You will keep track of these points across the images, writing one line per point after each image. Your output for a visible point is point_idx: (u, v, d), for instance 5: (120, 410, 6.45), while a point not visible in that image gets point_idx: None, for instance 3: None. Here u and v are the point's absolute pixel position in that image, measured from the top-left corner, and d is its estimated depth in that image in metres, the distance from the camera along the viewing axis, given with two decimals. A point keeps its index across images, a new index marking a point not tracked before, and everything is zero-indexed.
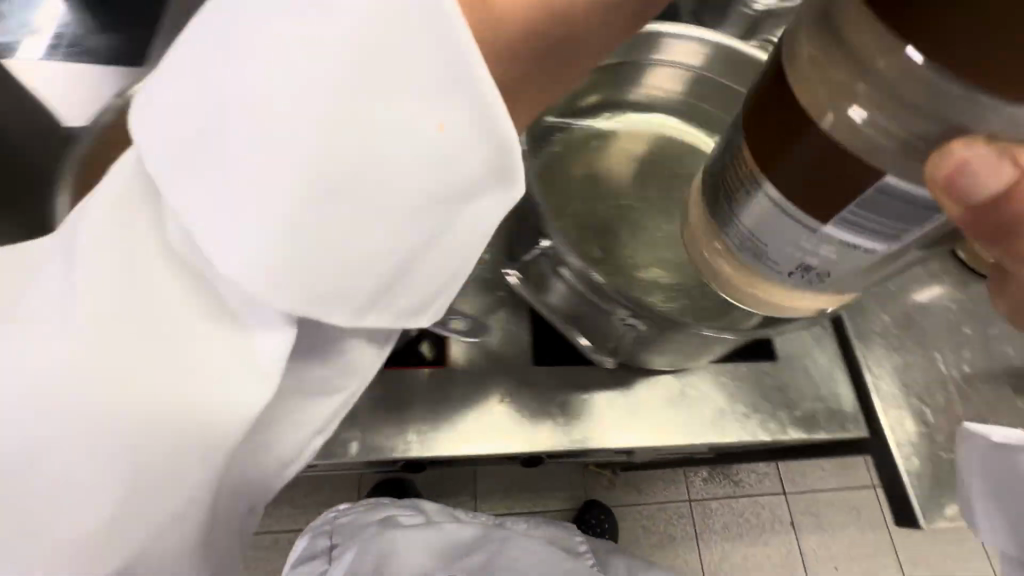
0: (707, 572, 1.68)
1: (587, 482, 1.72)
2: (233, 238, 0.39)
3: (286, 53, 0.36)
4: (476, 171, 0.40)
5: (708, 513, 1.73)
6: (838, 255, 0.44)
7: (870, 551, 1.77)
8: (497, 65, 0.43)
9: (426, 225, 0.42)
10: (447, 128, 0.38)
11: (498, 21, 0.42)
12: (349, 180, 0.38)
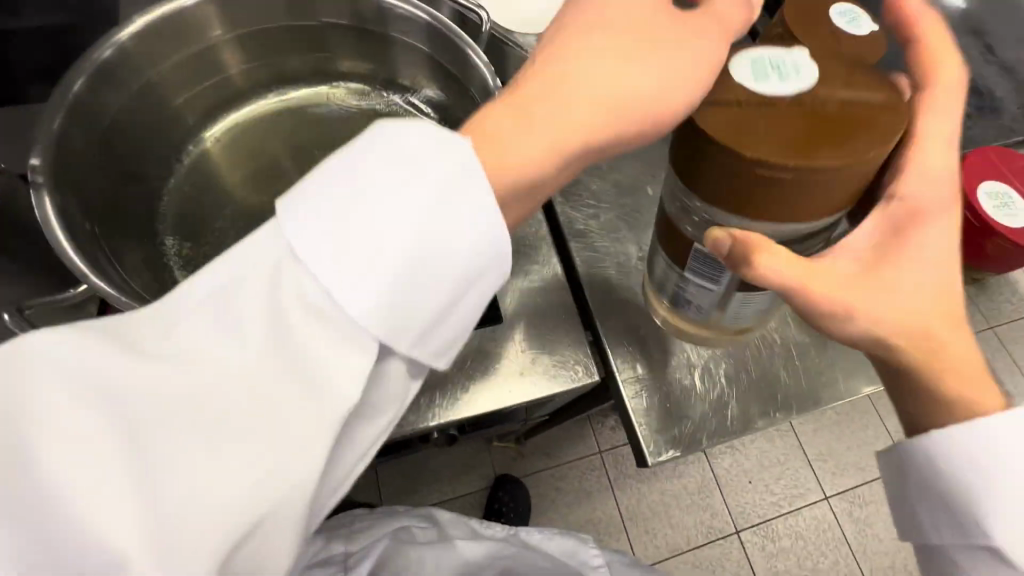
0: (629, 523, 1.37)
1: (492, 458, 1.44)
2: (353, 305, 0.30)
3: (372, 166, 0.31)
4: (488, 247, 0.33)
5: (621, 462, 1.44)
6: (696, 293, 0.49)
7: (802, 467, 1.42)
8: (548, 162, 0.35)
9: (449, 284, 0.32)
10: (477, 221, 0.32)
11: (501, 163, 0.34)
12: (421, 257, 0.31)
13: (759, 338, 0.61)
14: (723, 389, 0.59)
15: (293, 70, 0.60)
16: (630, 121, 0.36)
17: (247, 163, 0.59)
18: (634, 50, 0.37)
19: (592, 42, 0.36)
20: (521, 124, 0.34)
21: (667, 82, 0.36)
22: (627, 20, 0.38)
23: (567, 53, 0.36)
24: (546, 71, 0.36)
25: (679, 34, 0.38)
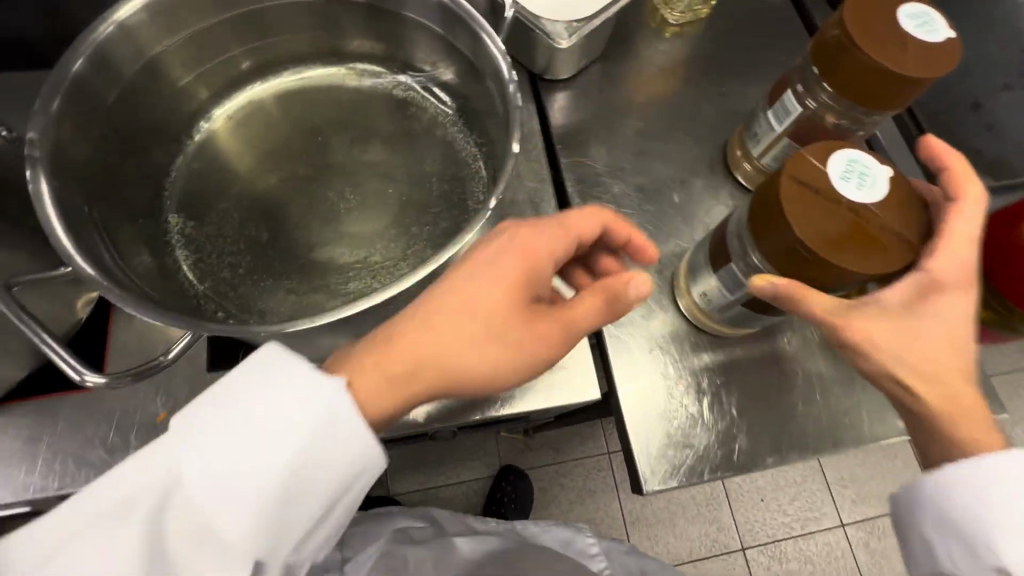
0: (631, 526, 1.34)
1: (499, 447, 1.43)
2: (233, 542, 0.35)
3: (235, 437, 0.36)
4: (354, 465, 0.38)
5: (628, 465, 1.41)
6: (727, 292, 0.48)
7: (817, 489, 1.35)
8: (434, 385, 0.41)
9: (316, 504, 0.38)
10: (338, 443, 0.37)
11: (386, 383, 0.39)
12: (286, 490, 0.36)
13: (780, 367, 0.57)
14: (734, 419, 0.55)
15: (310, 50, 0.58)
16: (484, 382, 0.43)
17: (257, 143, 0.58)
18: (481, 338, 0.41)
19: (452, 328, 0.41)
20: (381, 382, 0.39)
21: (512, 365, 0.43)
22: (492, 293, 0.42)
23: (430, 315, 0.41)
24: (405, 339, 0.40)
25: (534, 339, 0.43)
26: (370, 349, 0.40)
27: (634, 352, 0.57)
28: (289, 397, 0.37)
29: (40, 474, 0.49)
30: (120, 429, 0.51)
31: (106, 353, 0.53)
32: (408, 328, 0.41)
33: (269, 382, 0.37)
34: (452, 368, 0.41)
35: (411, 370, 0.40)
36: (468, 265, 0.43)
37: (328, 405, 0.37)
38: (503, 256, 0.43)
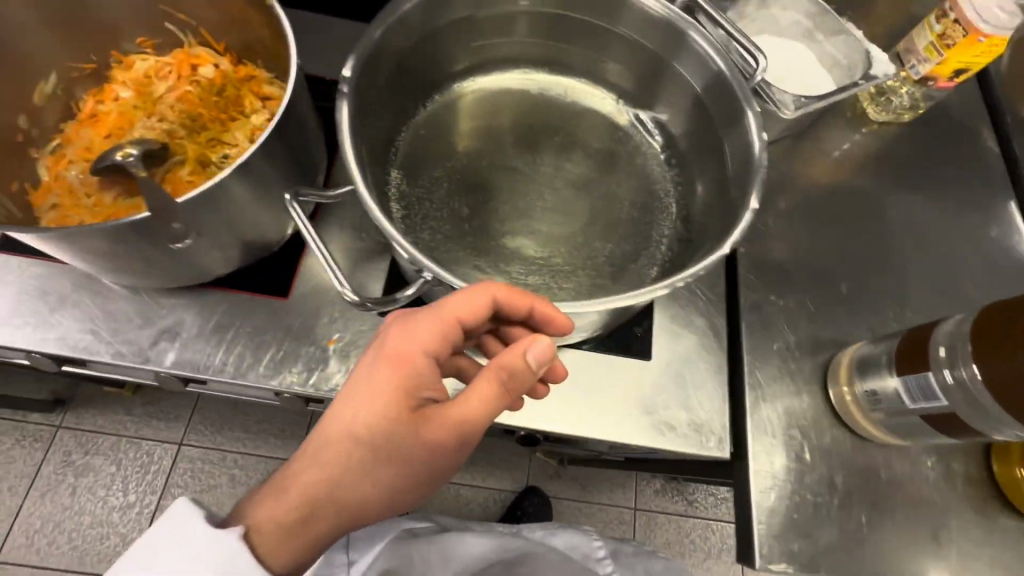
0: None
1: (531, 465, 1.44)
2: None
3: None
4: None
5: (651, 528, 1.39)
6: (912, 397, 0.48)
7: None
8: (361, 496, 0.46)
9: None
10: None
11: (306, 503, 0.45)
12: None
13: (915, 490, 0.55)
14: (859, 527, 0.53)
15: (549, 56, 0.62)
16: (378, 498, 0.47)
17: (477, 124, 0.62)
18: (367, 467, 0.46)
19: (338, 467, 0.46)
20: (282, 532, 0.45)
21: (401, 480, 0.47)
22: (371, 423, 0.45)
23: (326, 453, 0.46)
24: (298, 484, 0.46)
25: (419, 454, 0.46)
26: (277, 489, 0.46)
27: (774, 427, 0.56)
28: (194, 547, 0.44)
29: (216, 359, 0.54)
30: (294, 341, 0.55)
31: (296, 269, 0.58)
32: (307, 466, 0.46)
33: (180, 538, 0.44)
34: (363, 478, 0.46)
35: (324, 492, 0.46)
36: (354, 386, 0.47)
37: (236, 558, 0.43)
38: (382, 375, 0.46)
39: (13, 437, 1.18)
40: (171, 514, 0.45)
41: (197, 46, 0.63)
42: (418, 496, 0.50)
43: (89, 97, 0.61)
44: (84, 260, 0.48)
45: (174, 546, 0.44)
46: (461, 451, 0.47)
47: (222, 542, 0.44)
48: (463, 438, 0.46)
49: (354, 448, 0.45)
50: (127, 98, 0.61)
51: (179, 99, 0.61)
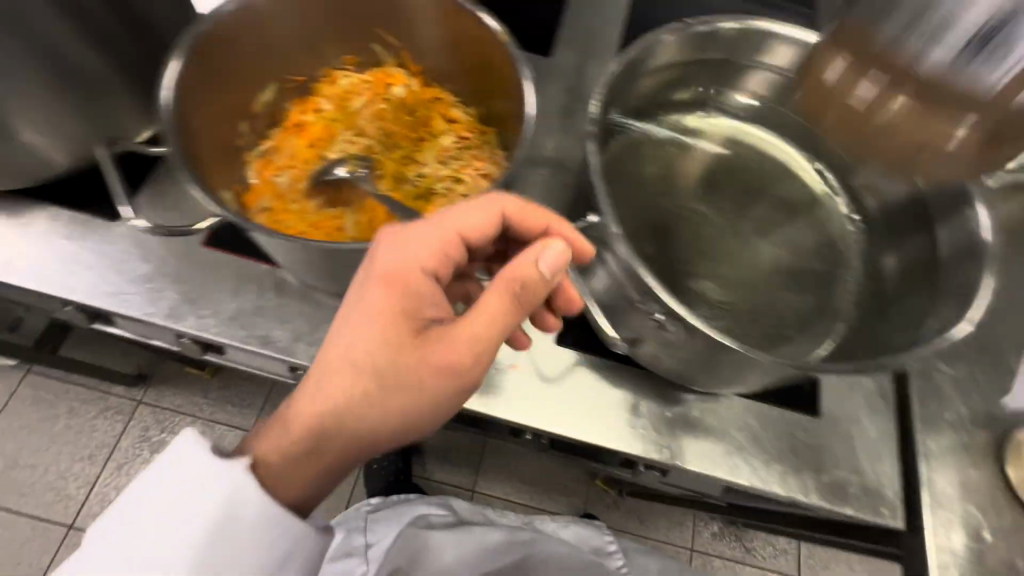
0: None
1: (588, 492, 1.44)
2: None
3: (165, 509, 0.44)
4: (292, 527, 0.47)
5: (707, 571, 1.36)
6: None
7: None
8: (393, 427, 0.47)
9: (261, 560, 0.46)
10: (251, 514, 0.45)
11: (325, 437, 0.46)
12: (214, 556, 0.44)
13: None
14: None
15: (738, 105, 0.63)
16: (371, 425, 0.47)
17: (665, 164, 0.62)
18: (373, 396, 0.46)
19: (356, 395, 0.46)
20: (288, 462, 0.46)
21: (403, 408, 0.47)
22: (357, 350, 0.46)
23: (329, 377, 0.46)
24: (298, 420, 0.46)
25: (423, 374, 0.46)
26: (279, 421, 0.47)
27: (955, 502, 0.55)
28: (202, 475, 0.45)
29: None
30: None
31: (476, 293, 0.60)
32: (310, 392, 0.46)
33: (185, 474, 0.45)
34: (393, 414, 0.47)
35: (350, 426, 0.46)
36: (347, 320, 0.47)
37: (236, 491, 0.44)
38: (381, 295, 0.47)
39: (96, 408, 1.19)
40: (177, 444, 0.46)
41: (396, 68, 0.66)
42: (438, 425, 0.51)
43: (294, 107, 0.65)
44: (315, 269, 0.51)
45: (183, 472, 0.45)
46: (470, 383, 0.48)
47: (195, 461, 0.45)
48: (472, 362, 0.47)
49: (371, 385, 0.46)
50: (327, 111, 0.64)
51: (377, 118, 0.64)
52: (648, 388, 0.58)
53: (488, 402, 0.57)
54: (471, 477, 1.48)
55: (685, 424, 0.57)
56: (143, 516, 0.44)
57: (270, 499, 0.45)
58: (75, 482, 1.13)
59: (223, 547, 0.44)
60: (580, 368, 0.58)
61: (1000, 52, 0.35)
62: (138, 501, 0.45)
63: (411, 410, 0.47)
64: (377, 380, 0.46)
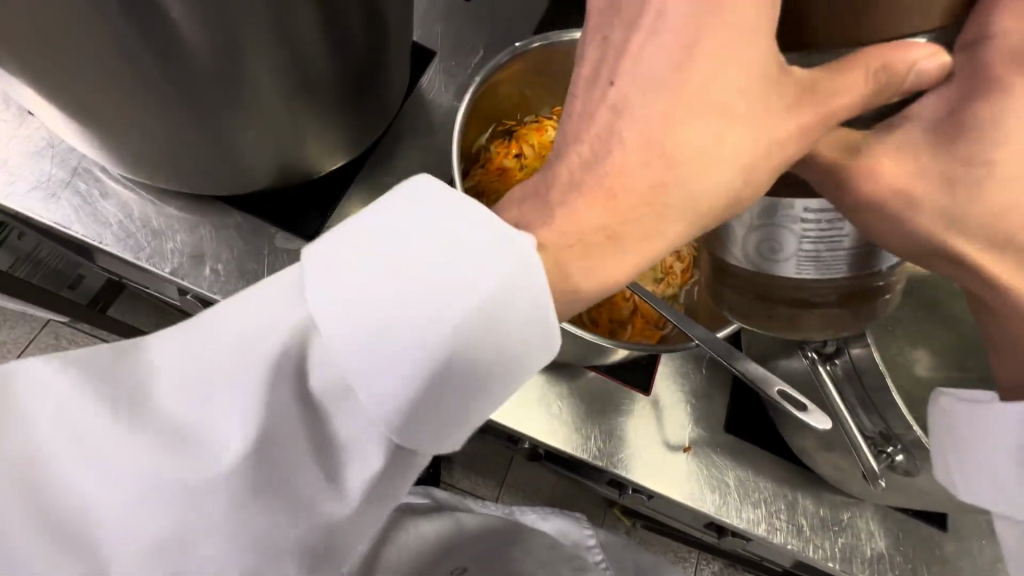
0: None
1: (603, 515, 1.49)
2: (397, 365, 0.28)
3: (389, 243, 0.29)
4: (497, 358, 0.30)
5: None
6: None
7: None
8: (666, 135, 0.32)
9: (506, 352, 0.30)
10: (500, 260, 0.29)
11: (628, 169, 0.32)
12: (459, 329, 0.28)
13: None
14: None
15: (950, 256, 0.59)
16: (664, 225, 0.33)
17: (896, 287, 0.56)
18: (708, 152, 0.32)
19: (676, 101, 0.32)
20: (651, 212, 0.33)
21: (703, 182, 0.33)
22: (646, 90, 0.32)
23: (618, 158, 0.32)
24: (628, 180, 0.32)
25: (769, 110, 0.32)
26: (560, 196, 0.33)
27: None
28: (460, 225, 0.29)
29: (583, 438, 0.59)
30: (652, 439, 0.60)
31: (656, 367, 0.62)
32: (591, 170, 0.33)
33: (437, 196, 0.30)
34: (726, 77, 0.31)
35: (666, 136, 0.32)
36: (634, 49, 0.33)
37: (477, 249, 0.29)
38: (675, 34, 0.32)
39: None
40: (403, 192, 0.30)
41: None
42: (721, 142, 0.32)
43: (494, 146, 0.63)
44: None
45: (404, 217, 0.29)
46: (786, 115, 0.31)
47: (436, 197, 0.30)
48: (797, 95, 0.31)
49: (658, 97, 0.32)
50: (529, 155, 0.62)
51: None
52: (806, 487, 0.61)
53: None
54: (494, 490, 1.31)
55: (836, 527, 0.60)
56: (423, 237, 0.29)
57: (510, 338, 0.30)
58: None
59: (452, 368, 0.29)
60: (742, 457, 0.61)
61: (834, 261, 0.36)
62: (363, 242, 0.29)
63: (745, 90, 0.31)
64: (674, 87, 0.32)
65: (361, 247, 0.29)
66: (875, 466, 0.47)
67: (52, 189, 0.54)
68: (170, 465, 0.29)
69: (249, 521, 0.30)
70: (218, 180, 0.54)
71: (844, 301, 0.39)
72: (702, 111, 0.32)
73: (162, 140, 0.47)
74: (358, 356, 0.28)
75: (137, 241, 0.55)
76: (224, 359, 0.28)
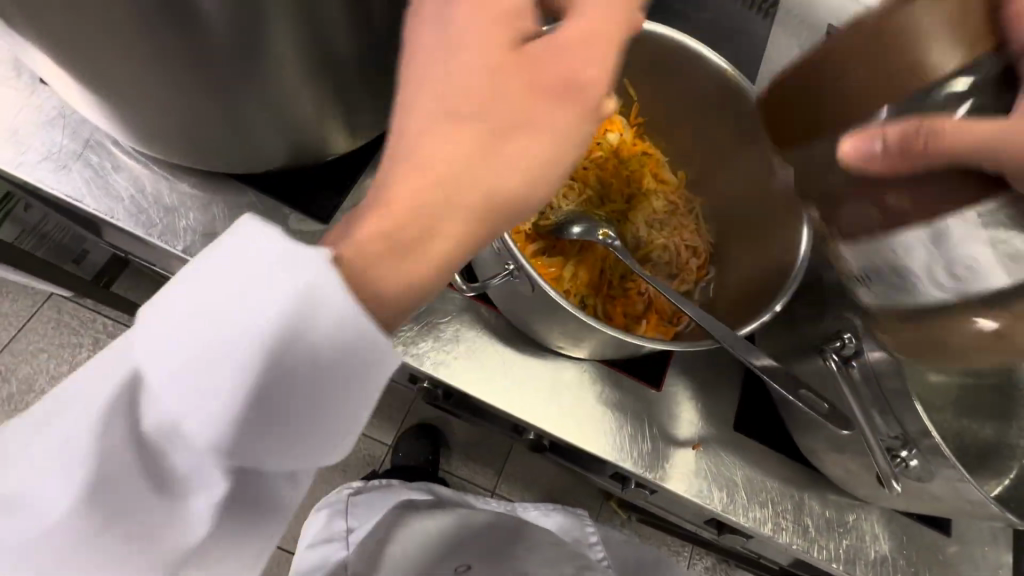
0: None
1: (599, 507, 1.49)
2: (202, 420, 0.29)
3: (196, 281, 0.29)
4: (312, 375, 0.30)
5: None
6: None
7: None
8: (444, 157, 0.29)
9: (332, 377, 0.30)
10: (301, 292, 0.28)
11: (437, 195, 0.29)
12: (262, 366, 0.29)
13: None
14: None
15: None
16: (452, 245, 0.31)
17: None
18: (475, 160, 0.30)
19: (451, 147, 0.29)
20: (469, 220, 0.30)
21: (505, 194, 0.31)
22: (463, 82, 0.29)
23: (414, 176, 0.29)
24: (411, 207, 0.29)
25: (522, 109, 0.30)
26: (369, 199, 0.30)
27: None
28: (262, 263, 0.29)
29: (595, 432, 0.59)
30: (663, 435, 0.60)
31: (669, 364, 0.62)
32: (397, 208, 0.29)
33: (250, 229, 0.29)
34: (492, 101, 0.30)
35: (461, 156, 0.30)
36: (432, 61, 0.30)
37: (284, 274, 0.28)
38: (481, 53, 0.29)
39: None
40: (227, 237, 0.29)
41: (619, 115, 0.65)
42: (516, 143, 0.30)
43: None
44: (561, 328, 0.53)
45: (229, 261, 0.29)
46: (600, 95, 0.30)
47: (245, 233, 0.29)
48: (588, 100, 0.30)
49: (450, 165, 0.29)
50: None
51: (599, 166, 0.63)
52: (813, 488, 0.61)
53: (473, 384, 0.57)
54: (493, 479, 1.31)
55: (841, 528, 0.60)
56: (236, 265, 0.29)
57: (325, 362, 0.29)
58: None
59: (257, 401, 0.29)
60: (751, 455, 0.61)
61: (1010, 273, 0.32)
62: (182, 281, 0.29)
63: (489, 96, 0.30)
64: (466, 127, 0.30)
65: (180, 292, 0.29)
66: (890, 469, 0.46)
67: (63, 160, 0.53)
68: (9, 540, 0.30)
69: (111, 555, 0.31)
70: (233, 157, 0.53)
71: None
72: (482, 151, 0.30)
73: (177, 115, 0.46)
74: (186, 380, 0.28)
75: (148, 216, 0.54)
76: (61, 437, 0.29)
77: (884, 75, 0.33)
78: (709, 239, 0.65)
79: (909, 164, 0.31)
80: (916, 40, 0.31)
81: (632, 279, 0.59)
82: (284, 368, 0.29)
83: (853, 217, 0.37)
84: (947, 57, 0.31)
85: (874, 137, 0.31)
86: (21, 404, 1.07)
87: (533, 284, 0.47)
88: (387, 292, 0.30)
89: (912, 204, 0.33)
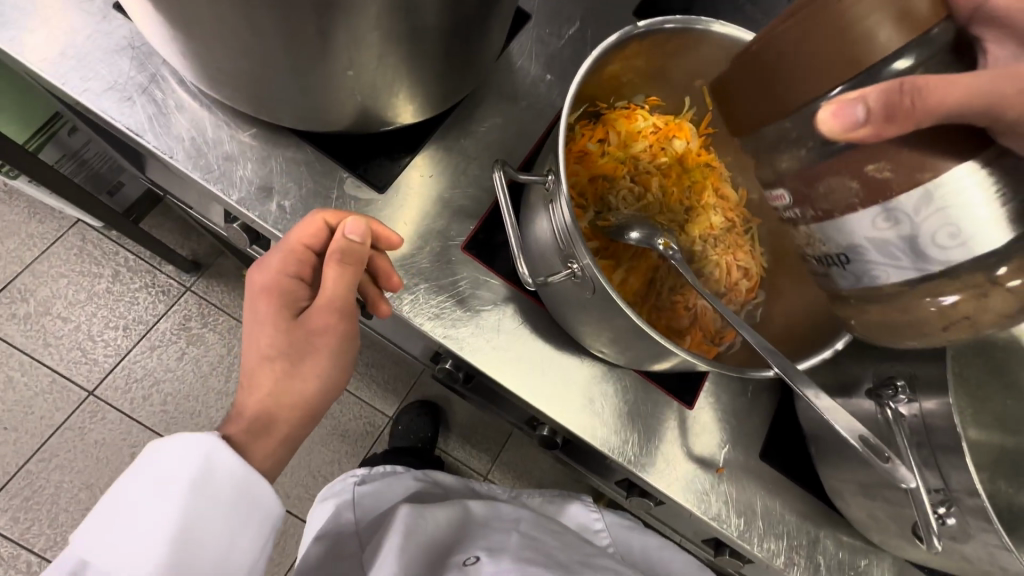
0: None
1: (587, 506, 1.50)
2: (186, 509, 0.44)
3: (129, 492, 0.45)
4: (232, 489, 0.46)
5: None
6: None
7: None
8: (281, 331, 0.50)
9: (246, 483, 0.47)
10: (214, 453, 0.46)
11: (261, 401, 0.50)
12: (198, 497, 0.45)
13: None
14: None
15: None
16: (289, 423, 0.52)
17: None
18: (284, 369, 0.50)
19: (268, 343, 0.50)
20: (261, 434, 0.51)
21: (306, 397, 0.52)
22: (258, 355, 0.50)
23: (246, 369, 0.51)
24: (252, 403, 0.51)
25: (340, 302, 0.50)
26: (235, 413, 0.52)
27: None
28: (169, 470, 0.45)
29: (622, 440, 0.58)
30: (687, 454, 0.59)
31: (703, 383, 0.61)
32: (247, 384, 0.51)
33: (122, 503, 0.44)
34: (282, 343, 0.50)
35: (275, 347, 0.50)
36: (258, 270, 0.51)
37: (186, 472, 0.45)
38: (279, 258, 0.50)
39: (141, 281, 1.13)
40: (146, 455, 0.47)
41: (689, 122, 0.63)
42: (320, 353, 0.51)
43: (580, 126, 0.60)
44: (609, 335, 0.51)
45: (153, 466, 0.46)
46: (302, 401, 0.52)
47: (146, 465, 0.46)
48: (344, 326, 0.51)
49: (273, 354, 0.50)
50: (616, 143, 0.60)
51: (662, 172, 0.61)
52: (829, 526, 0.60)
53: (515, 380, 0.56)
54: (487, 465, 1.31)
55: (852, 571, 0.60)
56: (144, 490, 0.45)
57: (228, 491, 0.46)
58: (105, 349, 1.09)
59: (196, 519, 0.45)
60: (773, 486, 0.60)
61: (946, 232, 0.30)
62: (108, 509, 0.44)
63: (273, 347, 0.50)
64: (274, 348, 0.50)
65: (111, 511, 0.44)
66: (932, 527, 0.45)
67: (126, 92, 0.52)
68: None
69: None
70: (300, 112, 0.51)
71: (967, 241, 0.30)
72: (285, 363, 0.50)
73: (255, 65, 0.45)
74: (103, 565, 0.42)
75: (203, 161, 0.53)
76: (105, 524, 0.43)
77: (831, 54, 0.28)
78: (762, 262, 0.63)
79: (894, 128, 0.28)
80: (856, 18, 0.28)
81: (680, 293, 0.57)
82: (190, 520, 0.44)
83: (830, 192, 0.33)
84: (885, 41, 0.28)
85: (856, 102, 0.28)
86: (35, 325, 1.08)
87: (595, 286, 0.45)
88: (261, 427, 0.51)
89: (893, 171, 0.30)
